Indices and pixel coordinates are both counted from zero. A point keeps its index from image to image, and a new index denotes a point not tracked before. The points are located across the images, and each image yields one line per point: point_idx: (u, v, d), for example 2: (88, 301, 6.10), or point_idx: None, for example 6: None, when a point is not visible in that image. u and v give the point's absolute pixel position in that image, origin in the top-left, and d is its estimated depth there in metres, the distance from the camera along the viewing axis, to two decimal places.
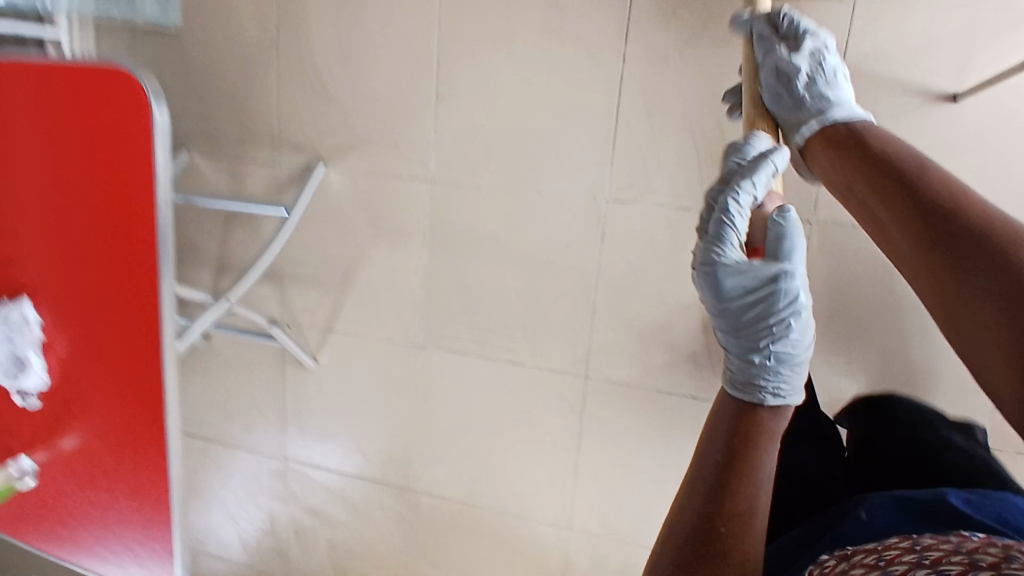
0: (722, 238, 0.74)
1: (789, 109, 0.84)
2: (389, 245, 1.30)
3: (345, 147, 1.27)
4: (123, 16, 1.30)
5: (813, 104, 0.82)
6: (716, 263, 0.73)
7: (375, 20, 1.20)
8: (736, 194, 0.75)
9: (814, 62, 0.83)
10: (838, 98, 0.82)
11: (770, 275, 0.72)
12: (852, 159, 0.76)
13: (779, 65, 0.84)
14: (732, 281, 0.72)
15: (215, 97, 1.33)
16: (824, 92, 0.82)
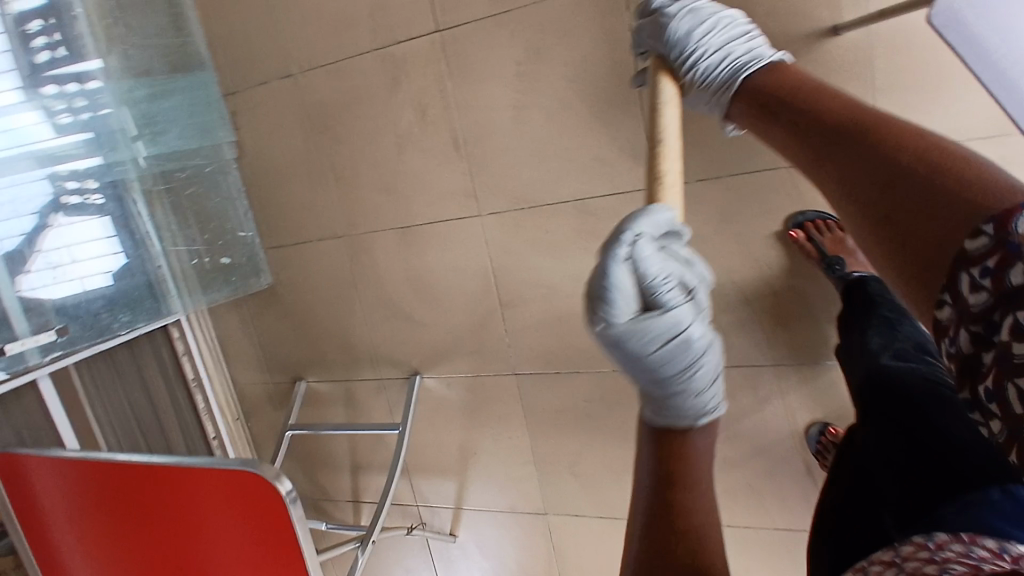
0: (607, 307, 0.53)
1: (735, 63, 0.76)
2: (493, 434, 1.42)
3: (434, 358, 1.41)
4: (227, 298, 1.50)
5: (751, 56, 0.76)
6: (609, 336, 0.54)
7: (433, 250, 1.33)
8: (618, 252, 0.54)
9: (721, 21, 0.79)
10: (758, 49, 0.78)
11: (675, 336, 0.55)
12: (764, 110, 0.70)
13: (698, 28, 0.78)
14: (633, 351, 0.54)
15: (315, 333, 1.50)
16: (750, 49, 0.77)
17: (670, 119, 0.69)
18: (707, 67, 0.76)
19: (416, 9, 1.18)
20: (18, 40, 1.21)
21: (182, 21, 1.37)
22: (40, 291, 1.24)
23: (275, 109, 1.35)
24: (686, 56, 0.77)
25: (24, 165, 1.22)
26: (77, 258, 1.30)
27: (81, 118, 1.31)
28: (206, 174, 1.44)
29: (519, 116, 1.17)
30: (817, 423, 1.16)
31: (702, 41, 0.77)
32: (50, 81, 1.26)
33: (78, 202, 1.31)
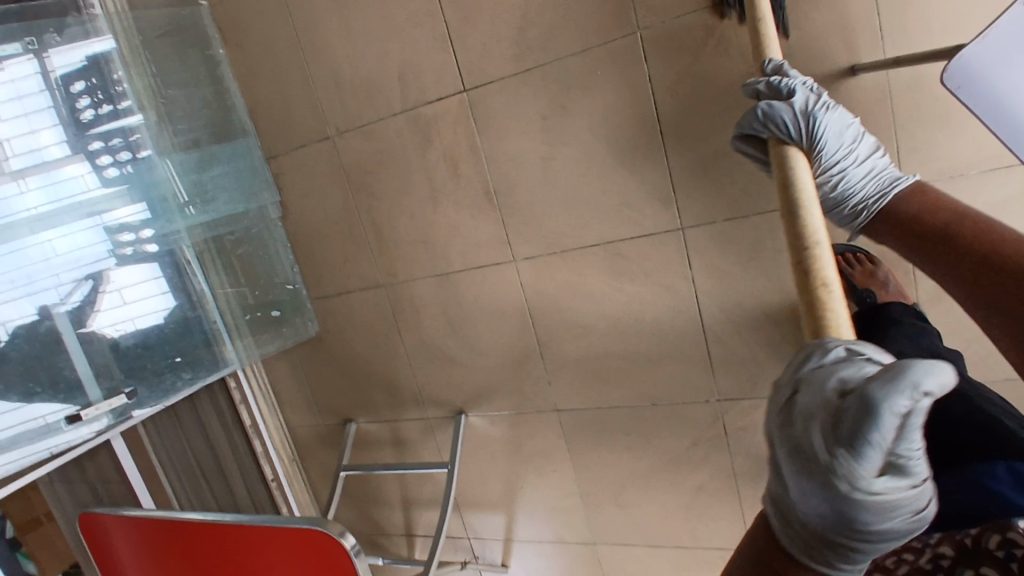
0: (862, 463, 0.46)
1: (869, 176, 0.86)
2: (537, 467, 1.45)
3: (476, 397, 1.46)
4: (278, 348, 1.60)
5: (884, 171, 0.86)
6: (851, 495, 0.47)
7: (469, 296, 1.38)
8: (896, 406, 0.43)
9: (852, 131, 0.87)
10: (886, 165, 0.87)
11: (916, 509, 0.48)
12: (909, 230, 0.79)
13: (837, 135, 0.85)
14: (864, 518, 0.48)
15: (362, 377, 1.57)
16: (881, 163, 0.87)
17: (815, 214, 0.62)
18: (851, 181, 0.86)
19: (443, 71, 1.24)
20: (64, 101, 1.32)
21: (224, 90, 1.46)
22: (102, 328, 1.36)
23: (314, 169, 1.42)
24: (835, 168, 0.86)
25: (71, 216, 1.33)
26: (126, 299, 1.40)
27: (126, 170, 1.41)
28: (254, 233, 1.52)
29: (547, 166, 1.22)
30: None
31: (849, 157, 0.86)
32: (95, 137, 1.36)
33: (134, 251, 1.42)
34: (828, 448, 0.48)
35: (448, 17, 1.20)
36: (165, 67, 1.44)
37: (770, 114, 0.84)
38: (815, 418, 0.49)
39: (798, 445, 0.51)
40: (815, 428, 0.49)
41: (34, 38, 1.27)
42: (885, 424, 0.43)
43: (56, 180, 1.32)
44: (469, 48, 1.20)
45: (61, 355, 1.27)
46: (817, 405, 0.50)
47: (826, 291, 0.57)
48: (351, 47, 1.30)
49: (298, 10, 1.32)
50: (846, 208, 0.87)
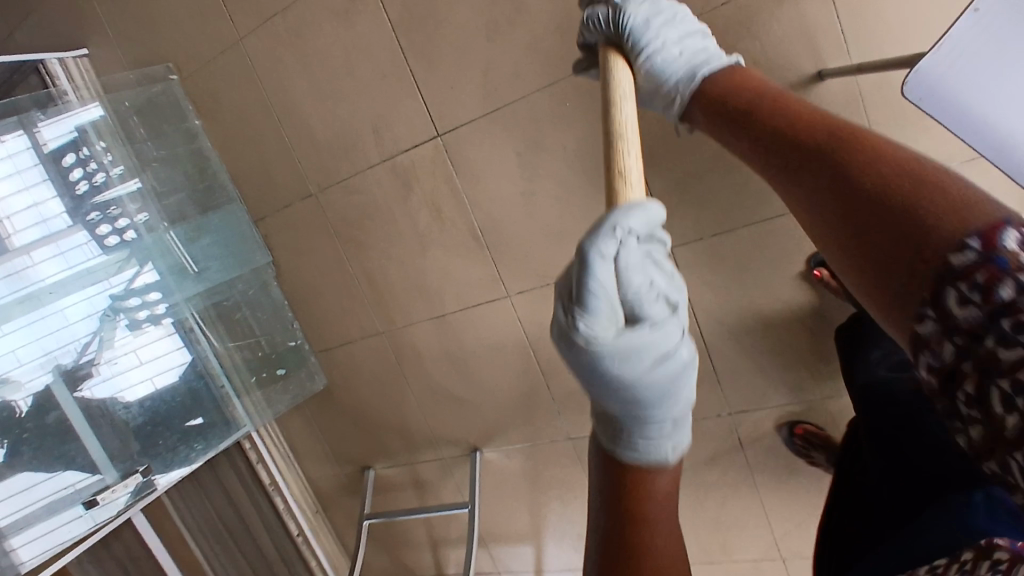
0: (590, 314, 0.51)
1: (687, 62, 0.74)
2: (559, 497, 1.44)
3: (488, 433, 1.45)
4: (290, 406, 1.60)
5: (704, 56, 0.74)
6: (592, 351, 0.51)
7: (469, 334, 1.38)
8: (602, 259, 0.50)
9: (670, 18, 0.76)
10: (712, 53, 0.75)
11: (662, 353, 0.53)
12: (726, 126, 0.67)
13: (648, 17, 0.75)
14: (620, 359, 0.52)
15: (373, 424, 1.57)
16: (705, 50, 0.75)
17: (628, 107, 0.62)
18: (668, 64, 0.74)
19: (415, 118, 1.24)
20: (61, 176, 1.37)
21: (206, 159, 1.46)
22: (121, 393, 1.39)
23: (302, 228, 1.43)
24: (649, 52, 0.73)
25: (77, 285, 1.36)
26: (141, 360, 1.43)
27: (127, 237, 1.44)
28: (251, 295, 1.53)
29: (529, 201, 1.22)
30: (785, 426, 1.18)
31: (663, 39, 0.74)
32: (94, 208, 1.40)
33: (145, 316, 1.45)
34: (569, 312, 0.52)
35: (413, 66, 1.21)
36: (146, 143, 1.47)
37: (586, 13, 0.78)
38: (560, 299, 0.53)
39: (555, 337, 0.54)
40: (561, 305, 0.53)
41: (23, 119, 1.34)
42: (599, 267, 0.50)
43: (64, 250, 1.35)
44: (437, 94, 1.21)
45: (73, 441, 1.29)
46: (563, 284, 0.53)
47: (624, 181, 0.57)
48: (321, 106, 1.30)
49: (266, 76, 1.33)
50: (667, 98, 0.75)
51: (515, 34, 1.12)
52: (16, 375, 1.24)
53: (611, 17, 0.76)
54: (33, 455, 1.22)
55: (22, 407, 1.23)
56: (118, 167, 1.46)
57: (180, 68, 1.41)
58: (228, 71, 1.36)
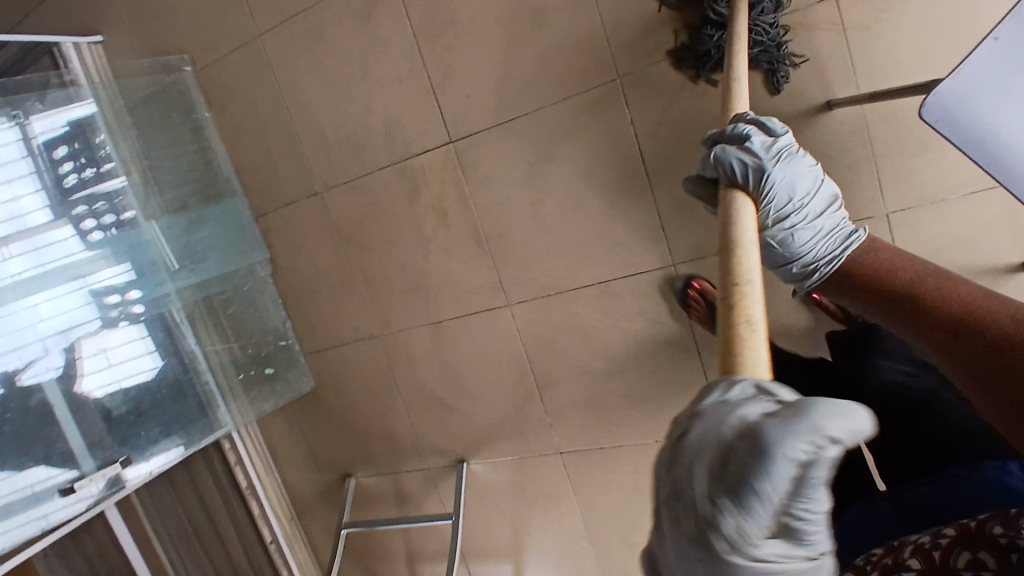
0: (744, 513, 0.42)
1: (817, 233, 0.80)
2: (544, 513, 1.42)
3: (477, 443, 1.43)
4: (273, 406, 1.57)
5: (834, 231, 0.81)
6: (729, 557, 0.43)
7: (465, 341, 1.37)
8: (794, 455, 0.40)
9: (806, 182, 0.81)
10: (841, 228, 0.81)
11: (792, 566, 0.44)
12: (862, 289, 0.74)
13: (789, 180, 0.79)
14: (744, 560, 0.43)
15: (359, 430, 1.54)
16: (835, 224, 0.81)
17: (750, 256, 0.59)
18: (799, 235, 0.80)
19: (428, 123, 1.26)
20: (46, 170, 1.34)
21: (208, 151, 1.45)
22: (93, 390, 1.34)
23: (305, 226, 1.43)
24: (787, 222, 0.80)
25: (58, 279, 1.32)
26: (113, 361, 1.38)
27: (111, 233, 1.41)
28: (245, 292, 1.51)
29: (536, 211, 1.23)
30: (677, 280, 1.14)
31: (801, 214, 0.80)
32: (79, 204, 1.37)
33: (124, 314, 1.41)
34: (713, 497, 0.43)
35: (431, 71, 1.23)
36: (148, 135, 1.46)
37: (718, 155, 0.78)
38: (705, 459, 0.44)
39: (677, 500, 0.46)
40: (701, 472, 0.44)
41: (16, 109, 1.30)
42: (775, 472, 0.40)
43: (39, 246, 1.30)
44: (453, 99, 1.23)
45: (53, 428, 1.26)
46: (702, 449, 0.44)
47: (747, 329, 0.52)
48: (335, 105, 1.32)
49: (281, 71, 1.34)
50: (789, 268, 0.81)
51: (535, 47, 1.15)
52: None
53: (749, 172, 0.78)
54: (5, 442, 1.18)
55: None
56: (111, 162, 1.44)
57: (195, 60, 1.42)
58: (244, 65, 1.37)
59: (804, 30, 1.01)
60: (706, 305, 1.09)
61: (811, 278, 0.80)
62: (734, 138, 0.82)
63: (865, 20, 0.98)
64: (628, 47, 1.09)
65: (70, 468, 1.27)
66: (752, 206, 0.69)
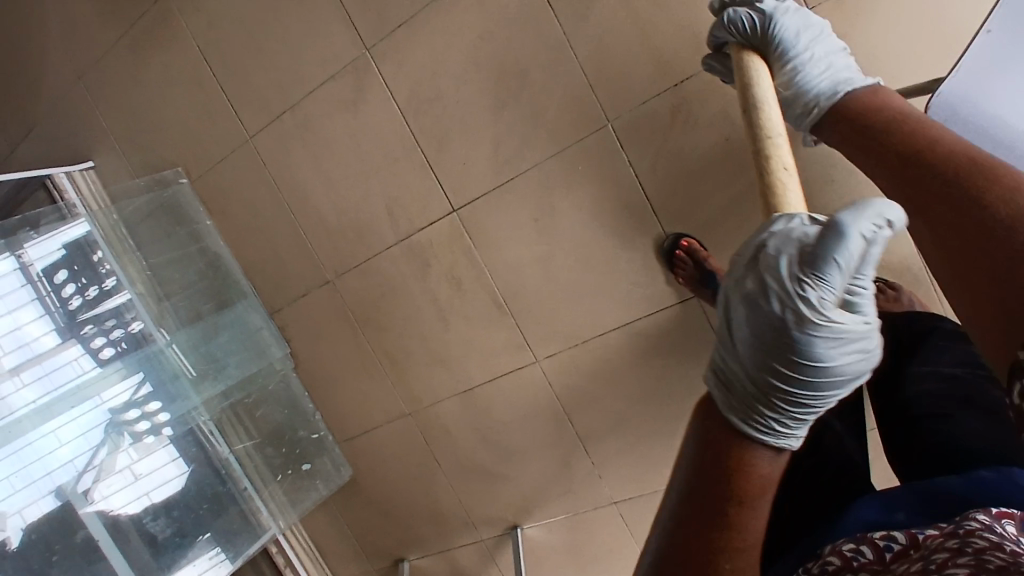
0: (820, 282, 0.54)
1: (820, 75, 0.79)
2: (608, 568, 1.37)
3: (527, 507, 1.39)
4: (317, 501, 1.52)
5: (842, 75, 0.79)
6: (811, 322, 0.54)
7: (499, 406, 1.35)
8: (858, 230, 0.53)
9: (810, 29, 0.82)
10: (850, 74, 0.79)
11: (847, 341, 0.56)
12: (857, 129, 0.71)
13: (790, 27, 0.81)
14: (817, 322, 0.54)
15: (404, 513, 1.50)
16: (844, 69, 0.80)
17: (772, 110, 0.69)
18: (808, 78, 0.79)
19: (429, 197, 1.26)
20: (52, 294, 1.29)
21: (215, 258, 1.46)
22: (124, 508, 1.31)
23: (320, 316, 1.42)
24: (793, 63, 0.80)
25: (74, 403, 1.26)
26: (139, 475, 1.34)
27: (121, 347, 1.38)
28: (270, 391, 1.50)
29: (548, 264, 1.22)
30: (670, 236, 1.13)
31: (809, 55, 0.80)
32: (87, 322, 1.34)
33: (146, 426, 1.37)
34: (794, 278, 0.55)
35: (423, 147, 1.24)
36: (155, 255, 1.49)
37: (728, 13, 0.83)
38: (785, 254, 0.56)
39: (755, 296, 0.57)
40: (782, 265, 0.56)
41: (12, 241, 1.25)
42: (848, 243, 0.53)
43: (50, 370, 1.24)
44: (450, 169, 1.23)
45: (99, 555, 1.25)
46: (777, 251, 0.56)
47: (783, 175, 0.64)
48: (334, 194, 1.33)
49: (277, 170, 1.35)
50: (797, 109, 0.80)
51: (523, 106, 1.16)
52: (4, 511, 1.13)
53: (756, 22, 0.82)
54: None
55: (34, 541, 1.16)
56: (112, 278, 1.42)
57: (190, 170, 1.43)
58: (239, 169, 1.38)
59: None
60: (694, 265, 1.08)
61: (812, 119, 0.78)
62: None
63: (843, 29, 0.99)
64: (613, 95, 1.11)
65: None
66: (765, 66, 0.77)
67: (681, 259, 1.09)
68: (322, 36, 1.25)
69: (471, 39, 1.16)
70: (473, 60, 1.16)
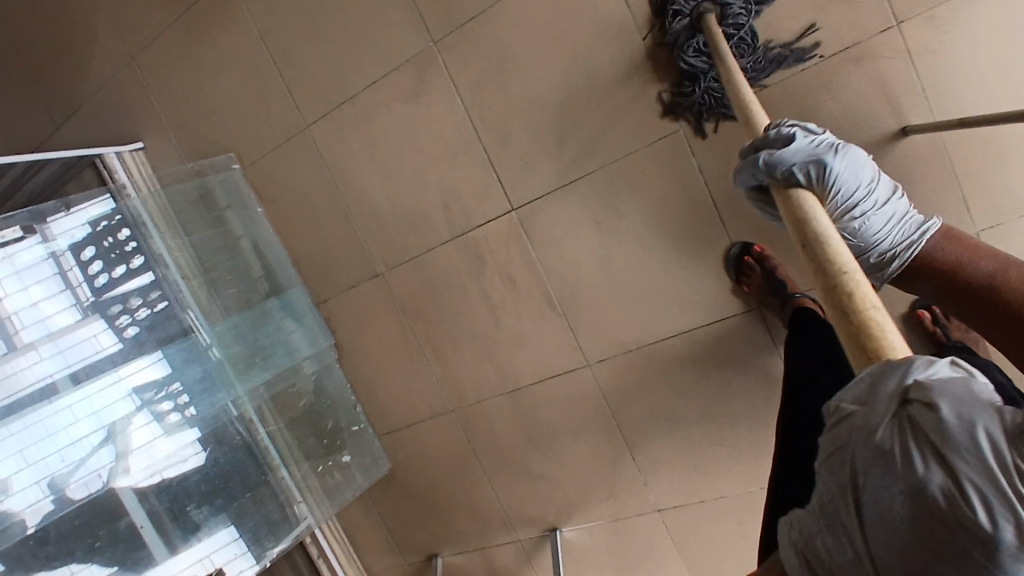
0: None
1: (889, 227, 0.80)
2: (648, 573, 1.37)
3: (568, 509, 1.38)
4: (355, 494, 1.51)
5: (908, 220, 0.81)
6: None
7: (545, 407, 1.34)
8: None
9: (864, 170, 0.79)
10: (911, 215, 0.81)
11: None
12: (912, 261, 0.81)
13: (846, 175, 0.76)
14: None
15: (441, 508, 1.50)
16: (905, 212, 0.81)
17: (844, 250, 0.61)
18: (878, 234, 0.80)
19: (488, 193, 1.25)
20: (74, 270, 1.28)
21: (264, 247, 1.45)
22: (143, 482, 1.30)
23: (368, 308, 1.41)
24: (858, 215, 0.79)
25: (90, 380, 1.26)
26: (159, 452, 1.33)
27: (144, 324, 1.36)
28: (313, 381, 1.49)
29: (606, 267, 1.21)
30: (735, 244, 1.12)
31: (870, 202, 0.79)
32: (112, 302, 1.33)
33: (168, 405, 1.35)
34: (1005, 471, 0.48)
35: (485, 143, 1.22)
36: (201, 240, 1.48)
37: (773, 164, 0.75)
38: (990, 436, 0.49)
39: (949, 492, 0.49)
40: (989, 454, 0.48)
41: (35, 213, 1.24)
42: None
43: (66, 347, 1.25)
44: (511, 168, 1.22)
45: (123, 523, 1.26)
46: (971, 426, 0.49)
47: (878, 316, 0.55)
48: (390, 186, 1.31)
49: (332, 160, 1.34)
50: (866, 259, 0.82)
51: (592, 108, 1.14)
52: (11, 484, 1.13)
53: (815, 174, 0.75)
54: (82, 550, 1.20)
55: (53, 515, 1.17)
56: (139, 258, 1.39)
57: (242, 156, 1.42)
58: (293, 158, 1.37)
59: (868, 62, 0.99)
60: (764, 273, 1.09)
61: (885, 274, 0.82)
62: (773, 129, 0.81)
63: (930, 44, 0.96)
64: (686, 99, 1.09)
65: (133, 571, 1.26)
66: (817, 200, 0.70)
67: (749, 267, 1.09)
68: (387, 27, 1.23)
69: (543, 37, 1.14)
70: (543, 58, 1.15)
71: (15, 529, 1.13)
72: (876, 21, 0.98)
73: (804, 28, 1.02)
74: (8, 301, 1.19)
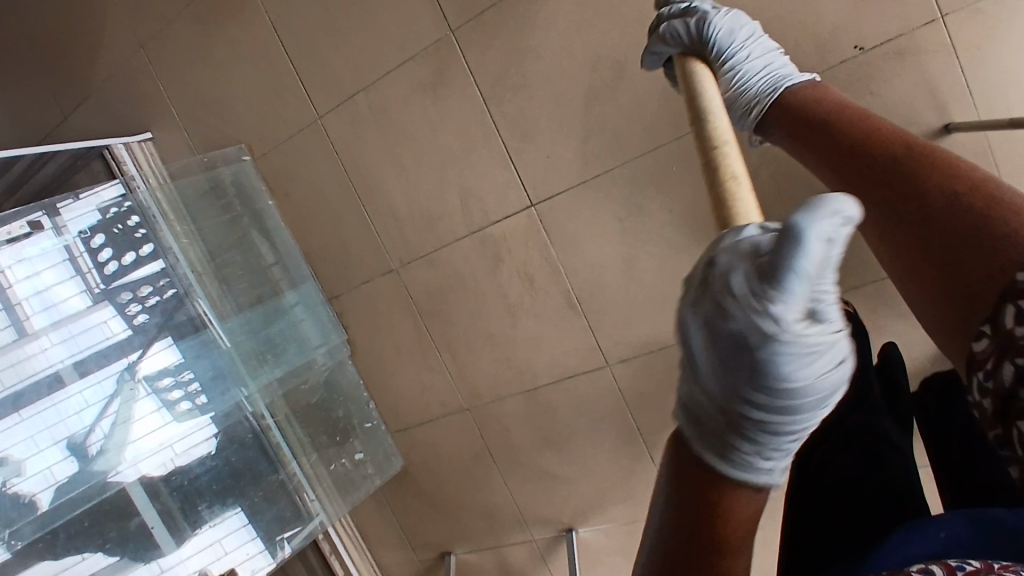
0: (783, 297, 0.40)
1: (757, 72, 0.78)
2: None
3: (585, 511, 1.36)
4: (366, 493, 1.49)
5: (783, 71, 0.79)
6: (790, 345, 0.41)
7: (563, 407, 1.30)
8: (824, 225, 0.39)
9: (743, 29, 0.81)
10: (786, 69, 0.79)
11: (832, 352, 0.43)
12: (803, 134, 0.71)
13: (718, 25, 0.80)
14: (791, 347, 0.41)
15: (454, 507, 1.48)
16: (781, 68, 0.79)
17: (720, 115, 0.63)
18: (749, 77, 0.78)
19: (506, 189, 1.21)
20: (84, 257, 1.27)
21: (275, 240, 1.42)
22: (153, 471, 1.29)
23: (382, 304, 1.39)
24: (729, 59, 0.79)
25: (100, 369, 1.26)
26: (169, 442, 1.32)
27: (153, 314, 1.35)
28: (325, 377, 1.47)
29: (628, 267, 1.17)
30: None
31: (747, 52, 0.80)
32: (122, 289, 1.31)
33: (179, 394, 1.34)
34: (752, 294, 0.41)
35: (505, 138, 1.18)
36: (211, 231, 1.45)
37: (663, 27, 0.82)
38: (736, 270, 0.42)
39: (715, 328, 0.43)
40: (735, 285, 0.42)
41: (46, 204, 1.23)
42: (813, 241, 0.38)
43: (76, 334, 1.24)
44: (531, 164, 1.18)
45: (134, 519, 1.25)
46: (728, 270, 0.42)
47: (724, 158, 0.58)
48: (406, 181, 1.28)
49: (346, 153, 1.30)
50: (736, 104, 0.79)
51: (616, 101, 1.10)
52: (24, 468, 1.14)
53: (693, 27, 0.81)
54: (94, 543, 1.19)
55: (67, 505, 1.17)
56: (148, 246, 1.37)
57: (254, 148, 1.39)
58: (305, 150, 1.34)
59: (910, 57, 0.95)
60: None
61: (752, 116, 0.77)
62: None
63: (977, 40, 0.91)
64: None
65: (141, 562, 1.25)
66: (706, 66, 0.74)
67: None
68: (404, 16, 1.18)
69: (566, 26, 1.09)
70: (567, 49, 1.10)
71: (29, 513, 1.13)
72: (920, 14, 0.93)
73: (843, 20, 0.97)
74: (18, 287, 1.19)
